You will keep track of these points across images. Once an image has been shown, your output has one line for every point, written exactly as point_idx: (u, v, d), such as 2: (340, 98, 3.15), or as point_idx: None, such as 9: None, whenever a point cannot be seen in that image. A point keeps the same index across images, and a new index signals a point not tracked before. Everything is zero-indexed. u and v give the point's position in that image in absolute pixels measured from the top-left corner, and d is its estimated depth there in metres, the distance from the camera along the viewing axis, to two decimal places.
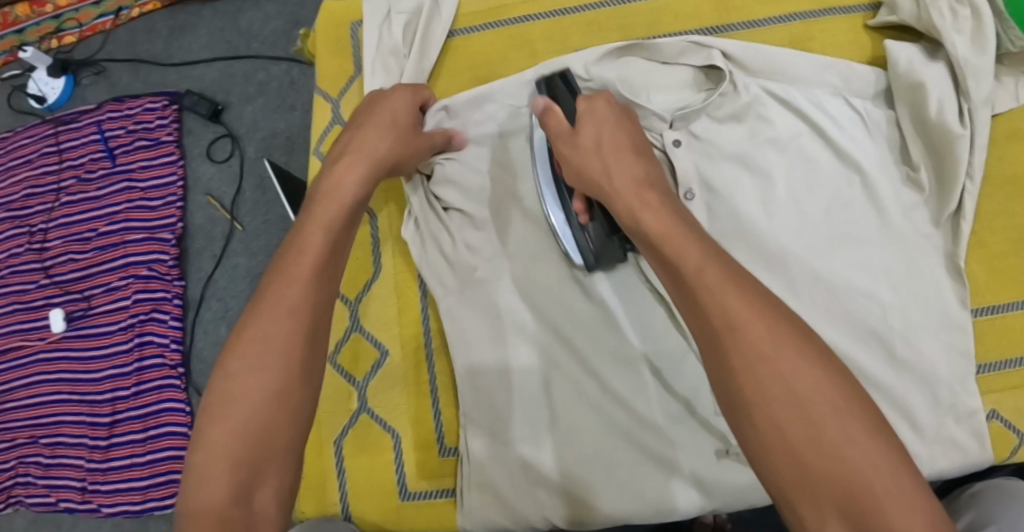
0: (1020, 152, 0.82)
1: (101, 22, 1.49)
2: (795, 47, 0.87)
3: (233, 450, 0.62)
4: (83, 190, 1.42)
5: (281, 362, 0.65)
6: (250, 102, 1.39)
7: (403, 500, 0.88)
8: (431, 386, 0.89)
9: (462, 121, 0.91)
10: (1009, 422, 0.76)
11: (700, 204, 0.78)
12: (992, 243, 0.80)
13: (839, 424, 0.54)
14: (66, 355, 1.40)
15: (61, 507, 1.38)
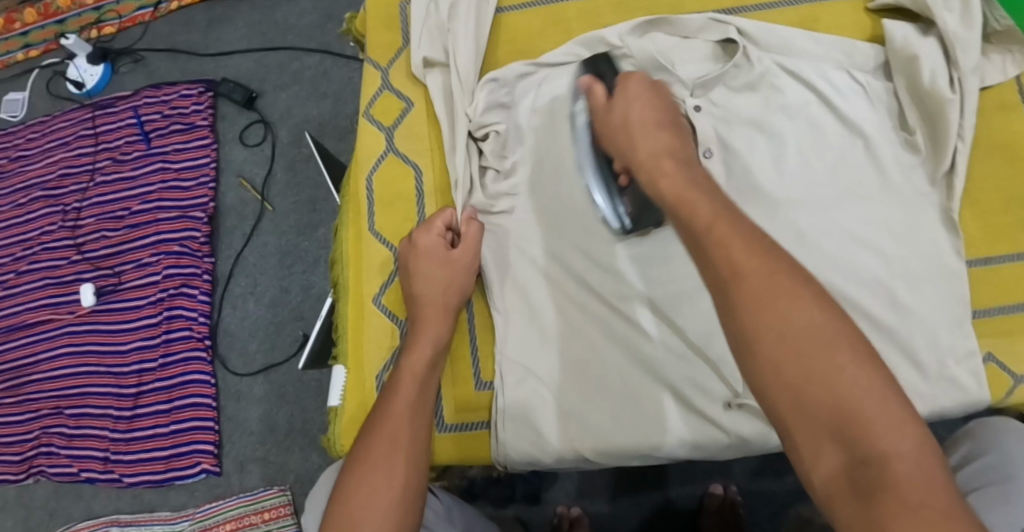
0: (1008, 123, 0.80)
1: (141, 14, 1.56)
2: (806, 27, 0.88)
3: (394, 457, 0.68)
4: (118, 170, 1.48)
5: (423, 393, 0.74)
6: (285, 90, 1.46)
7: (440, 432, 0.85)
8: (469, 324, 0.87)
9: (511, 91, 0.88)
10: (1004, 365, 0.75)
11: (717, 162, 0.79)
12: (985, 199, 0.79)
13: (849, 365, 0.54)
14: (93, 328, 1.45)
15: (82, 476, 1.41)
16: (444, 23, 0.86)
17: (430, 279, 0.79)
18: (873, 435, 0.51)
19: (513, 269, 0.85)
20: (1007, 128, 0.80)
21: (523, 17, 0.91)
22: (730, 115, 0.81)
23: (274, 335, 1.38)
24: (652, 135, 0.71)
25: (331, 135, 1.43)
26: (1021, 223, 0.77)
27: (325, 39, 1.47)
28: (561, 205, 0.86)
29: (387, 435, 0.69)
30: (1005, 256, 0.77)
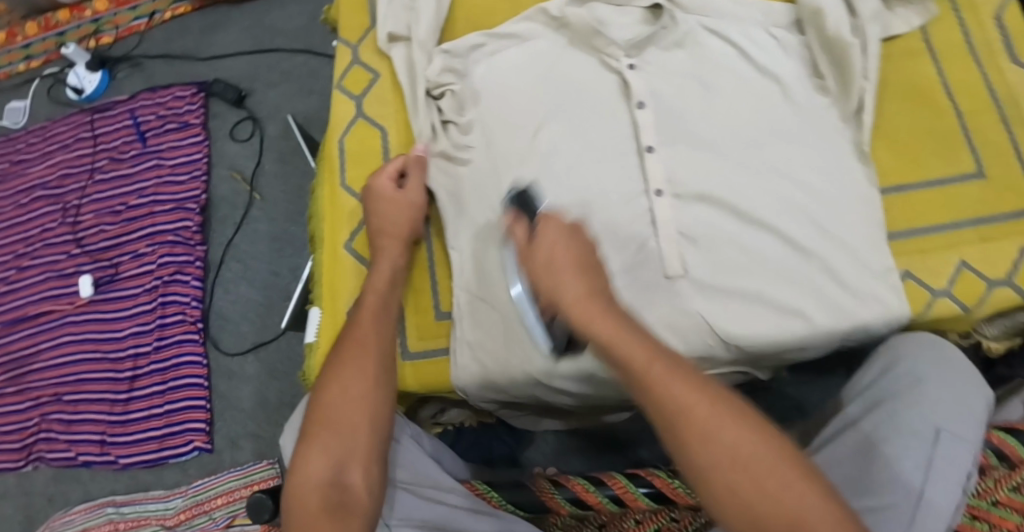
0: (920, 67, 0.91)
1: (137, 24, 1.67)
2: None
3: (364, 361, 0.74)
4: (116, 169, 1.57)
5: (388, 305, 0.80)
6: (274, 89, 1.56)
7: (404, 359, 0.86)
8: (430, 261, 0.89)
9: (466, 61, 0.89)
10: (921, 281, 0.84)
11: (650, 114, 0.81)
12: (897, 137, 0.89)
13: (733, 429, 0.58)
14: (91, 317, 1.51)
15: (80, 460, 1.47)
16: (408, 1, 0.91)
17: (387, 214, 0.84)
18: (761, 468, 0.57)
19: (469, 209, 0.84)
20: (912, 74, 0.90)
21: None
22: (664, 72, 0.84)
23: (264, 316, 1.45)
24: (575, 265, 0.66)
25: (317, 127, 1.52)
26: (924, 154, 0.88)
27: (311, 40, 1.56)
28: (512, 156, 0.83)
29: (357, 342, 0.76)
30: (914, 184, 0.87)
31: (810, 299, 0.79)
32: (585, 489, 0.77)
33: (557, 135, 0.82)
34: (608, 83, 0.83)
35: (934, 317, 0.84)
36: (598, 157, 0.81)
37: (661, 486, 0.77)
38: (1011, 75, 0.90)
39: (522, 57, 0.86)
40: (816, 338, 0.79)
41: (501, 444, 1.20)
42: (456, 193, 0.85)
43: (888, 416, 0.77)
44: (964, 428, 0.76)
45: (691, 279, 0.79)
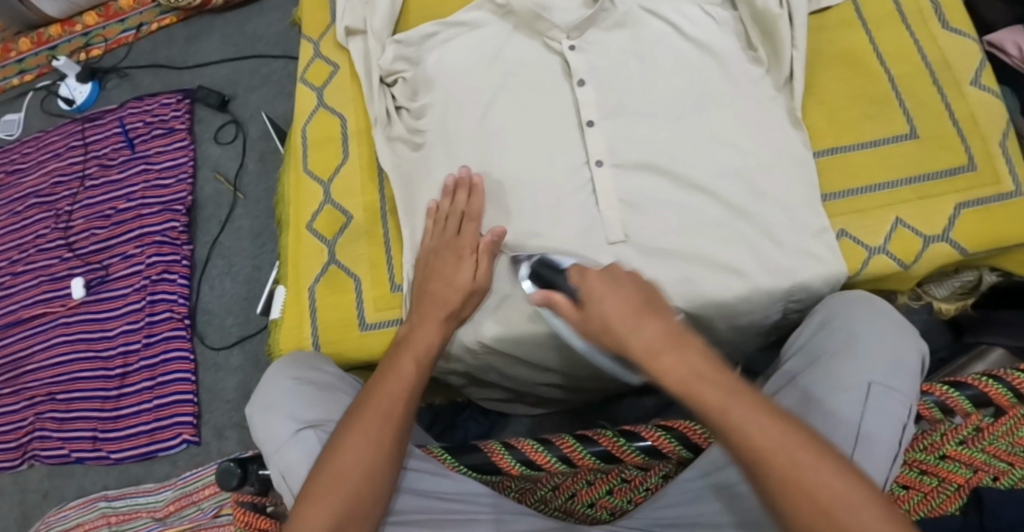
0: (851, 38, 0.95)
1: (125, 36, 1.73)
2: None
3: (382, 429, 0.71)
4: (106, 175, 1.62)
5: (416, 381, 0.76)
6: (254, 92, 1.62)
7: (363, 329, 0.88)
8: (385, 238, 0.91)
9: (418, 49, 0.94)
10: (859, 239, 0.88)
11: (590, 90, 0.88)
12: (832, 100, 0.93)
13: (810, 461, 0.55)
14: (83, 318, 1.56)
15: (73, 457, 1.51)
16: None
17: (450, 279, 0.82)
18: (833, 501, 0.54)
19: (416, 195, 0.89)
20: (845, 43, 0.95)
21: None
22: (600, 53, 0.90)
23: (248, 310, 1.51)
24: (628, 306, 0.62)
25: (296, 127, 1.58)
26: (862, 118, 0.91)
27: (289, 45, 1.63)
28: (460, 135, 0.89)
29: (375, 410, 0.72)
30: (850, 147, 0.91)
31: (750, 257, 0.83)
32: (535, 450, 0.78)
33: (504, 115, 0.88)
34: (548, 66, 0.90)
35: (870, 274, 0.87)
36: (541, 133, 0.87)
37: (610, 447, 0.77)
38: (940, 41, 0.94)
39: (471, 44, 0.92)
40: (752, 295, 0.82)
41: (475, 426, 1.23)
42: (408, 171, 0.91)
43: (819, 372, 0.75)
44: (898, 381, 0.73)
45: (631, 244, 0.84)
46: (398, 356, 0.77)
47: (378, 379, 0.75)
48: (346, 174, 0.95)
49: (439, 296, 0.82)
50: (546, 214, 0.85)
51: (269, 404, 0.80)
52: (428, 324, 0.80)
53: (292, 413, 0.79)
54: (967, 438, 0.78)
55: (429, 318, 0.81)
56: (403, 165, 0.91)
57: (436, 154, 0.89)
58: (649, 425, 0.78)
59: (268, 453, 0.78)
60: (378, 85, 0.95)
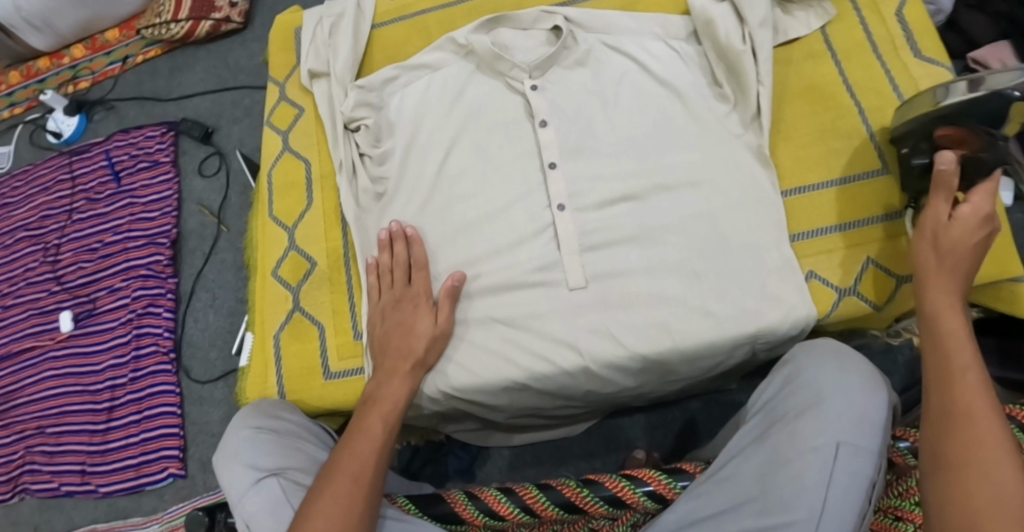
0: (817, 69, 0.94)
1: (111, 69, 1.75)
2: (627, 9, 0.99)
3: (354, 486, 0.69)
4: (92, 208, 1.63)
5: (386, 437, 0.75)
6: (237, 124, 1.64)
7: (327, 379, 0.88)
8: (348, 284, 0.91)
9: (380, 95, 0.96)
10: (830, 282, 0.86)
11: (552, 130, 0.89)
12: (796, 136, 0.91)
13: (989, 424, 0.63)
14: (71, 351, 1.56)
15: (62, 490, 1.51)
16: (327, 39, 0.98)
17: (415, 331, 0.82)
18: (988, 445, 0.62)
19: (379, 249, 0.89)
20: (811, 73, 0.94)
21: (391, 31, 1.00)
22: (562, 98, 0.91)
23: (233, 343, 1.52)
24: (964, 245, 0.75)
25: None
26: (828, 153, 0.90)
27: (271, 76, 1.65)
28: (423, 182, 0.90)
29: (344, 470, 0.70)
30: (816, 184, 0.89)
31: (714, 298, 0.82)
32: (498, 500, 0.77)
33: (465, 158, 0.90)
34: (511, 107, 0.92)
35: (841, 315, 0.85)
36: (503, 176, 0.89)
37: (572, 497, 0.76)
38: (908, 71, 0.93)
39: (434, 87, 0.95)
40: (718, 341, 0.81)
41: (455, 459, 1.23)
42: (369, 218, 0.92)
43: (785, 431, 0.75)
44: (863, 437, 0.72)
45: (591, 290, 0.84)
46: (365, 413, 0.76)
47: (346, 440, 0.74)
48: (309, 220, 0.95)
49: (400, 352, 0.81)
50: (506, 259, 0.86)
51: (234, 453, 0.79)
52: (395, 380, 0.79)
53: (254, 462, 0.78)
54: None
55: (396, 372, 0.80)
56: (364, 213, 0.92)
57: (401, 198, 0.91)
58: (611, 474, 0.77)
59: (230, 500, 0.77)
60: (340, 131, 0.95)
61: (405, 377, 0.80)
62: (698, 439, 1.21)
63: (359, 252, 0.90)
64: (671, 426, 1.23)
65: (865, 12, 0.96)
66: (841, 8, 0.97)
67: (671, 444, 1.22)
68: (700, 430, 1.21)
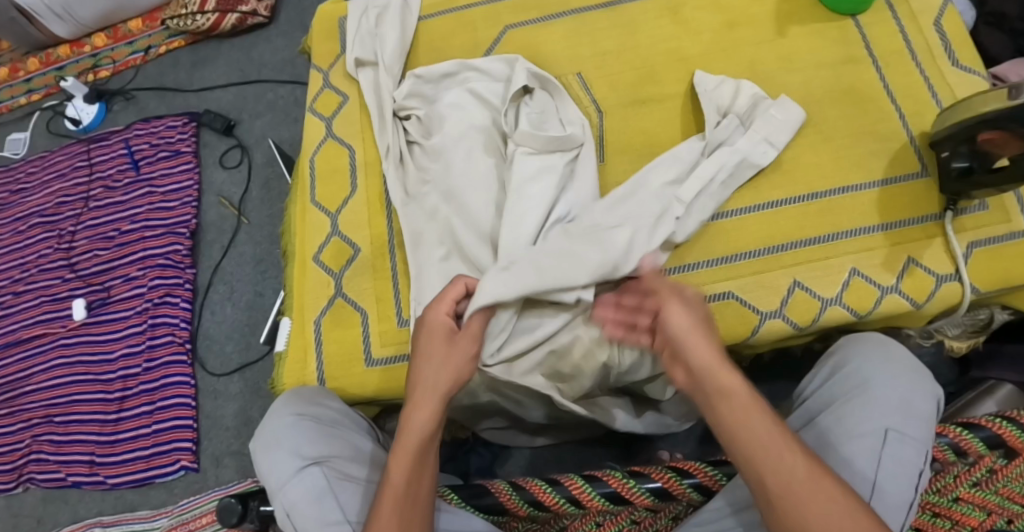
0: (862, 74, 0.95)
1: (133, 59, 1.74)
2: (672, 10, 1.00)
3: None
4: (110, 196, 1.62)
5: (411, 499, 0.70)
6: (259, 118, 1.63)
7: (368, 366, 0.88)
8: (392, 271, 0.91)
9: (434, 89, 0.97)
10: (869, 278, 0.86)
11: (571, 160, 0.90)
12: (839, 137, 0.92)
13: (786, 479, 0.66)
14: (83, 340, 1.55)
15: (69, 481, 1.49)
16: (373, 30, 0.99)
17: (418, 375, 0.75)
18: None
19: (422, 237, 0.89)
20: (856, 78, 0.94)
21: (437, 23, 1.02)
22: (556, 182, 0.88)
23: (249, 336, 1.51)
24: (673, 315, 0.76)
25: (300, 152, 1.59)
26: (866, 153, 0.90)
27: (294, 71, 1.65)
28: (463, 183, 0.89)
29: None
30: (859, 184, 0.89)
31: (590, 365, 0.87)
32: (543, 490, 0.77)
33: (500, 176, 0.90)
34: (518, 165, 0.89)
35: (882, 313, 0.86)
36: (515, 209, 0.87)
37: (619, 488, 0.77)
38: (946, 79, 0.94)
39: (483, 91, 0.95)
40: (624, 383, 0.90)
41: (477, 458, 1.22)
42: (415, 206, 0.91)
43: (832, 419, 0.75)
44: (912, 425, 0.73)
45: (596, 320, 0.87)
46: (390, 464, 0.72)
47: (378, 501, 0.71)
48: (353, 207, 0.95)
49: (420, 387, 0.75)
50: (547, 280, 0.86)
51: (276, 441, 0.78)
52: (421, 415, 0.74)
53: (295, 449, 0.77)
54: (979, 480, 0.79)
55: (416, 413, 0.74)
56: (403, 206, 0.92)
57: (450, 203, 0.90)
58: (658, 466, 0.78)
59: (273, 490, 0.76)
60: (387, 118, 0.96)
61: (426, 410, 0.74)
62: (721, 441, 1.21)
63: (406, 240, 0.91)
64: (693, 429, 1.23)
65: (905, 20, 0.97)
66: (880, 13, 0.97)
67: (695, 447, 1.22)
68: None
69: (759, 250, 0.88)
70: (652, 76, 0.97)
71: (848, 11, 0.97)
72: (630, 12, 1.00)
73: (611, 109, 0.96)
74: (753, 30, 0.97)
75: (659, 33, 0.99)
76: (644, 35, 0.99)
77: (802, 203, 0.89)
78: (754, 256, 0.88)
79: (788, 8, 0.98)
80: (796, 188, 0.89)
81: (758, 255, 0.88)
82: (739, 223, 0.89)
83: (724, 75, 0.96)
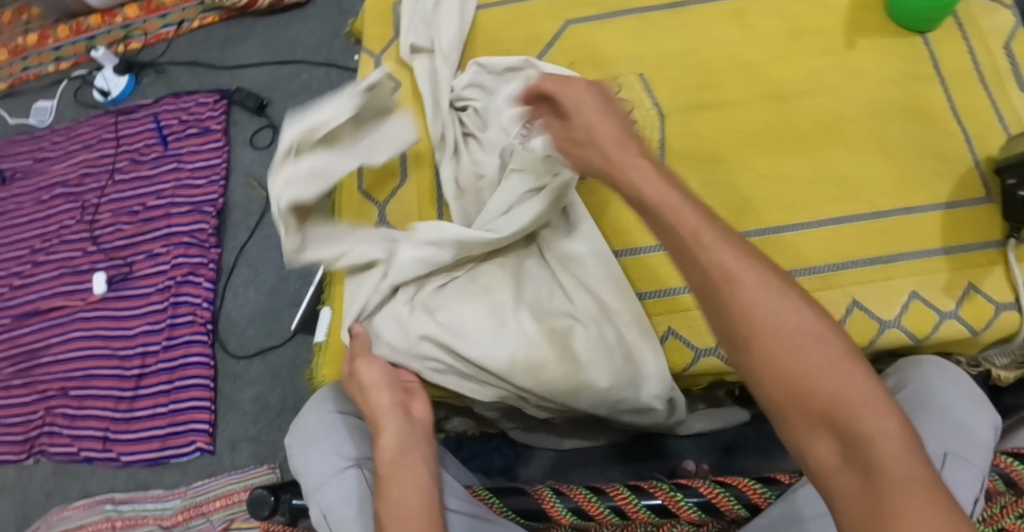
0: (927, 92, 0.93)
1: (165, 32, 1.72)
2: (735, 18, 0.99)
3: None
4: (136, 170, 1.60)
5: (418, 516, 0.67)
6: (292, 99, 1.61)
7: None
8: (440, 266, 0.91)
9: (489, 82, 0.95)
10: (929, 301, 0.84)
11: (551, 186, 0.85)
12: (902, 157, 0.90)
13: (835, 382, 0.55)
14: (102, 314, 1.53)
15: (81, 456, 1.48)
16: (430, 16, 0.99)
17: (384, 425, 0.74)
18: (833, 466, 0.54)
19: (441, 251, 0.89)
20: (921, 96, 0.93)
21: (492, 15, 1.02)
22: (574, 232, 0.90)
23: (272, 320, 1.49)
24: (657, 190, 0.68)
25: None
26: (929, 174, 0.89)
27: (330, 54, 1.62)
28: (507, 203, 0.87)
29: None
30: (921, 206, 0.88)
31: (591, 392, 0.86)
32: (588, 499, 0.76)
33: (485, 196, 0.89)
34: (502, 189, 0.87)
35: (940, 338, 0.84)
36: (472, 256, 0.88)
37: (665, 501, 0.75)
38: (1015, 102, 0.92)
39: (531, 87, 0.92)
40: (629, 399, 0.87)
41: (501, 456, 1.21)
42: (467, 202, 0.91)
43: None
44: (970, 451, 0.71)
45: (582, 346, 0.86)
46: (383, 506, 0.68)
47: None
48: (400, 197, 0.95)
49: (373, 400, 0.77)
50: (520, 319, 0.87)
51: (316, 442, 0.77)
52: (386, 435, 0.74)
53: (337, 450, 0.76)
54: None
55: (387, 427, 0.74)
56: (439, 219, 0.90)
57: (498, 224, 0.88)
58: (706, 481, 0.77)
59: (315, 493, 0.74)
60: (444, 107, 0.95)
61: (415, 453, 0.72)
62: (747, 454, 1.19)
63: None
64: (719, 438, 1.21)
65: (975, 40, 0.95)
66: (950, 32, 0.95)
67: (722, 461, 1.20)
68: (751, 447, 1.20)
69: (821, 267, 0.86)
70: (716, 81, 0.96)
71: (916, 28, 0.95)
72: (694, 16, 0.99)
73: (671, 113, 0.95)
74: (819, 42, 0.96)
75: (722, 39, 0.98)
76: (708, 40, 0.98)
77: (862, 222, 0.88)
78: (814, 273, 0.86)
79: (855, 21, 0.97)
80: (858, 207, 0.88)
81: (817, 272, 0.86)
82: (798, 237, 0.88)
83: (788, 86, 0.95)
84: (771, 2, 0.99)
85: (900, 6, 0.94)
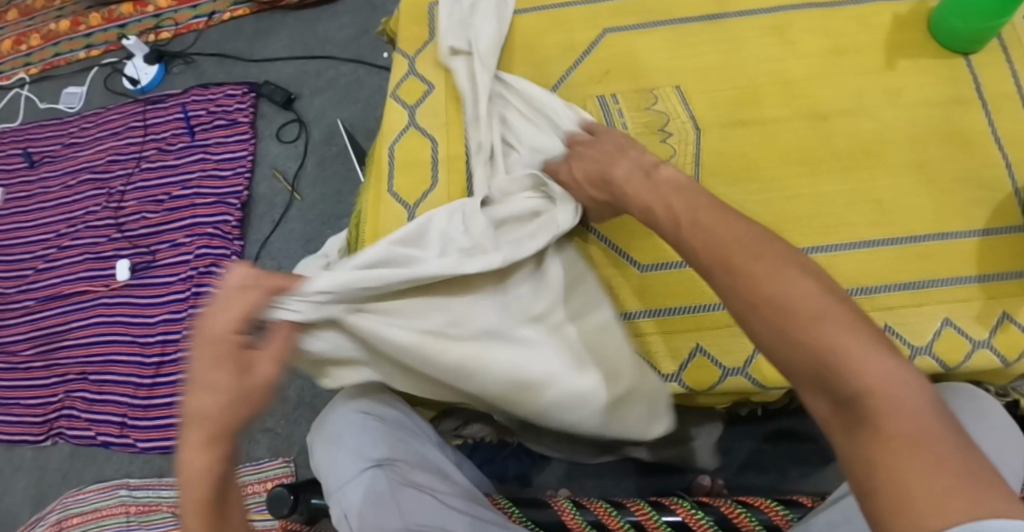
0: (966, 114, 0.92)
1: (196, 22, 1.73)
2: (771, 31, 0.98)
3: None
4: (163, 159, 1.61)
5: None
6: (320, 94, 1.61)
7: None
8: None
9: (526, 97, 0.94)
10: (962, 330, 0.84)
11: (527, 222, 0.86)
12: (942, 179, 0.89)
13: (849, 339, 0.58)
14: (125, 301, 1.54)
15: (99, 440, 1.50)
16: (466, 18, 1.00)
17: (191, 401, 0.67)
18: (827, 419, 0.59)
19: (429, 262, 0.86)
20: (961, 118, 0.91)
21: (531, 19, 1.02)
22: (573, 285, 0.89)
23: None
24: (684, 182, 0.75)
25: (360, 134, 1.57)
26: (968, 200, 0.88)
27: (360, 50, 1.63)
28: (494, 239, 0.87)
29: None
30: (960, 231, 0.87)
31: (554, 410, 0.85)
32: (608, 513, 0.77)
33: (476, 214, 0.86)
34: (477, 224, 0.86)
35: (971, 368, 0.83)
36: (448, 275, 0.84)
37: (686, 518, 0.76)
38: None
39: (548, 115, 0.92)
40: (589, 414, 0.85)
41: (516, 463, 1.21)
42: None
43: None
44: None
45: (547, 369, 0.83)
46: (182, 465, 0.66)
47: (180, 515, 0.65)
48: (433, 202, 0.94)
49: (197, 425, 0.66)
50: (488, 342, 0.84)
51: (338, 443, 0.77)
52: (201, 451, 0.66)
53: (360, 451, 0.76)
54: None
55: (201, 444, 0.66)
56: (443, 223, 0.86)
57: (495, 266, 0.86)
58: (726, 499, 0.77)
59: (336, 493, 0.74)
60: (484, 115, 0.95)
61: (222, 445, 0.67)
62: (765, 472, 1.19)
63: None
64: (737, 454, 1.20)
65: (1019, 63, 0.94)
66: (992, 55, 0.94)
67: (740, 478, 1.19)
68: (769, 464, 1.19)
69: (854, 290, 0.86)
70: (755, 97, 0.95)
71: (960, 49, 0.94)
72: (733, 28, 0.99)
73: (707, 127, 0.94)
74: (859, 60, 0.95)
75: (759, 53, 0.97)
76: (747, 53, 0.97)
77: (895, 245, 0.87)
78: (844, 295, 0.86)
79: (895, 40, 0.96)
80: (894, 229, 0.87)
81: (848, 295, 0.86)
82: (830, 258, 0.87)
83: (826, 104, 0.94)
84: (812, 17, 0.98)
85: (946, 27, 0.93)
